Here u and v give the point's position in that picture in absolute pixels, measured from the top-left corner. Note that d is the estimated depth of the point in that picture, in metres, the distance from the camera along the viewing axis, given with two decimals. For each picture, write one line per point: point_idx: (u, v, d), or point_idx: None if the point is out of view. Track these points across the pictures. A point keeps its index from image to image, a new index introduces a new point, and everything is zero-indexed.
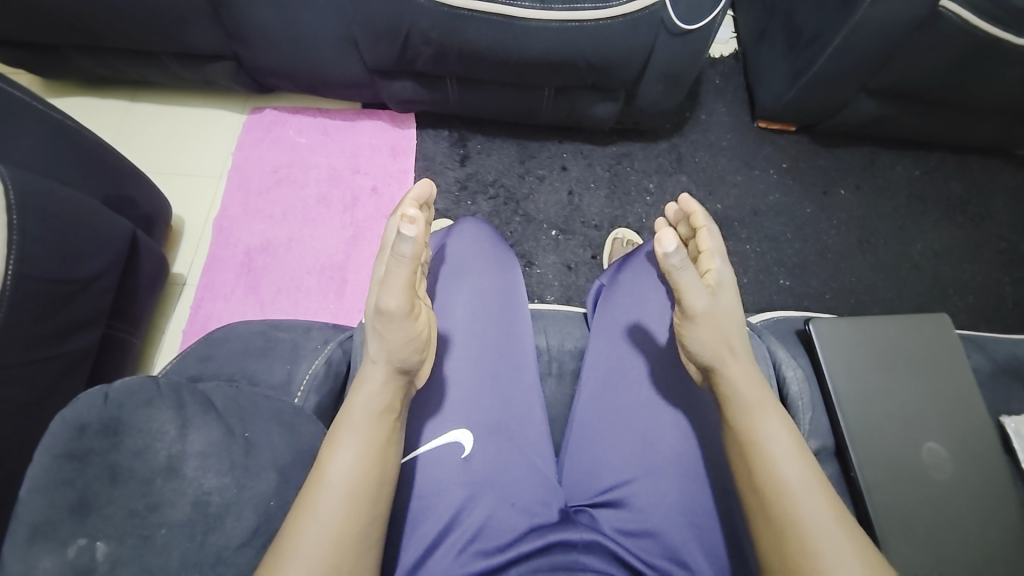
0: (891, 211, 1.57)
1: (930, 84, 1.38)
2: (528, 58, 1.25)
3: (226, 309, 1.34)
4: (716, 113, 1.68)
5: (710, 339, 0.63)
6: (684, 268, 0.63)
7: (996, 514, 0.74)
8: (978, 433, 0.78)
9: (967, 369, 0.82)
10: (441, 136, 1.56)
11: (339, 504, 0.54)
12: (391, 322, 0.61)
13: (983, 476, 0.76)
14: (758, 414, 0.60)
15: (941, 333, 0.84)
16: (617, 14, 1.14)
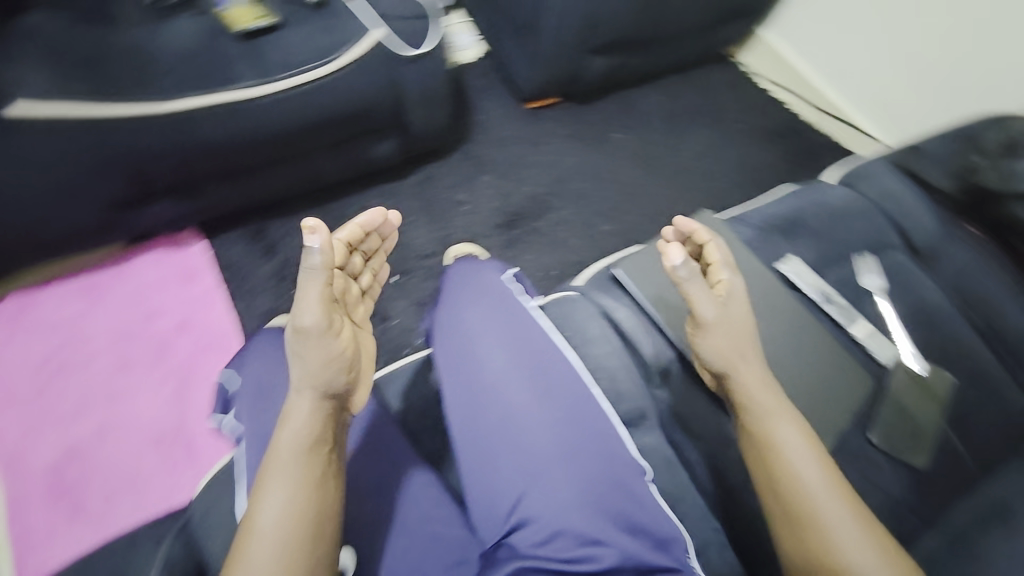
0: (656, 135, 1.83)
1: (635, 29, 1.62)
2: (281, 132, 1.20)
3: (44, 546, 1.07)
4: (490, 110, 1.80)
5: (723, 346, 0.72)
6: (691, 280, 0.72)
7: (810, 344, 0.87)
8: (771, 288, 0.90)
9: (737, 242, 0.94)
10: (236, 237, 1.42)
11: (273, 548, 0.56)
12: (310, 340, 0.64)
13: (788, 319, 0.88)
14: (774, 420, 0.67)
15: (707, 225, 0.96)
16: (341, 64, 1.18)
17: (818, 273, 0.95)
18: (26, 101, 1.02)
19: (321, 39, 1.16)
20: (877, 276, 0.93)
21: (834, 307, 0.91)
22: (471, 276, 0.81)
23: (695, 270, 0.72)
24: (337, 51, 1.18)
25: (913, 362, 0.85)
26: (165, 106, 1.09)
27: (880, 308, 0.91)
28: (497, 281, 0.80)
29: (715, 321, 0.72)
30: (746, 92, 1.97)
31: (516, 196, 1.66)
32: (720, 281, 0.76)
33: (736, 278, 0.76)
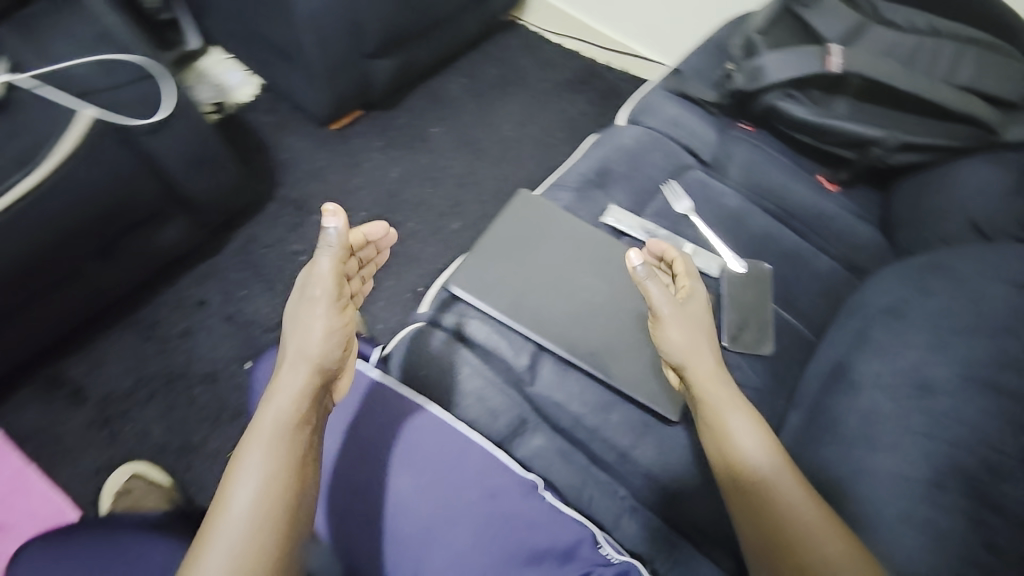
0: (473, 117, 1.81)
1: (406, 22, 1.55)
2: (9, 270, 0.97)
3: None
4: (294, 145, 1.64)
5: (688, 344, 0.70)
6: (651, 279, 0.72)
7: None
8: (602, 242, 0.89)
9: (558, 209, 0.92)
10: (40, 393, 1.22)
11: (242, 528, 0.53)
12: (315, 307, 0.65)
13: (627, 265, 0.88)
14: (729, 415, 0.65)
15: (530, 204, 0.92)
16: (50, 172, 0.94)
17: (637, 213, 1.00)
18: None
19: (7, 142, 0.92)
20: (685, 197, 0.99)
21: (659, 239, 0.95)
22: None
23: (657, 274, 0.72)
24: (39, 158, 0.93)
25: (734, 264, 0.92)
26: None
27: (695, 225, 0.97)
28: None
29: (673, 313, 0.72)
30: (541, 51, 2.00)
31: (353, 226, 1.55)
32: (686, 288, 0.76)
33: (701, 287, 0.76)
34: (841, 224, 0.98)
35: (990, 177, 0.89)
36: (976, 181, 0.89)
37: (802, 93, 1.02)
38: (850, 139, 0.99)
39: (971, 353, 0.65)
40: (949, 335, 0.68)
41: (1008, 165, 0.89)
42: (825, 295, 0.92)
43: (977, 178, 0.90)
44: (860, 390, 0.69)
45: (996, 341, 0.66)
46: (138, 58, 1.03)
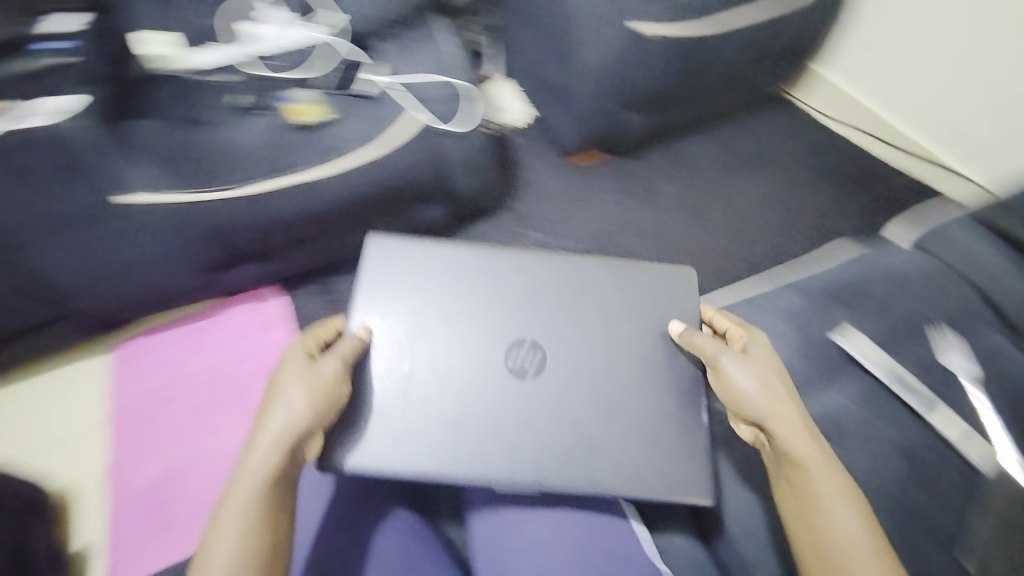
0: (710, 184, 1.75)
1: (677, 85, 1.58)
2: (332, 204, 1.32)
3: (152, 556, 1.45)
4: (534, 167, 1.82)
5: (771, 397, 0.89)
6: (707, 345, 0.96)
7: (593, 289, 1.08)
8: (533, 271, 1.09)
9: (447, 255, 1.08)
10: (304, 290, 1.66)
11: (262, 463, 0.83)
12: (302, 379, 0.89)
13: (570, 314, 1.07)
14: (808, 464, 0.84)
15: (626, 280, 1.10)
16: (386, 144, 1.30)
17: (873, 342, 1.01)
18: (127, 190, 1.19)
19: (373, 123, 1.31)
20: (952, 352, 0.99)
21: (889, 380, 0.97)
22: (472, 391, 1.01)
23: (720, 347, 0.95)
24: (378, 127, 1.31)
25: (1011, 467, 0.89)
26: (233, 189, 1.23)
27: (964, 391, 0.97)
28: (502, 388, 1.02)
29: (737, 364, 0.93)
30: (812, 137, 1.82)
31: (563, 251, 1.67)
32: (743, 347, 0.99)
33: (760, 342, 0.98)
34: None
35: None
36: None
37: None
38: None
39: None
40: None
41: None
42: None
43: None
44: None
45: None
46: (461, 82, 1.40)
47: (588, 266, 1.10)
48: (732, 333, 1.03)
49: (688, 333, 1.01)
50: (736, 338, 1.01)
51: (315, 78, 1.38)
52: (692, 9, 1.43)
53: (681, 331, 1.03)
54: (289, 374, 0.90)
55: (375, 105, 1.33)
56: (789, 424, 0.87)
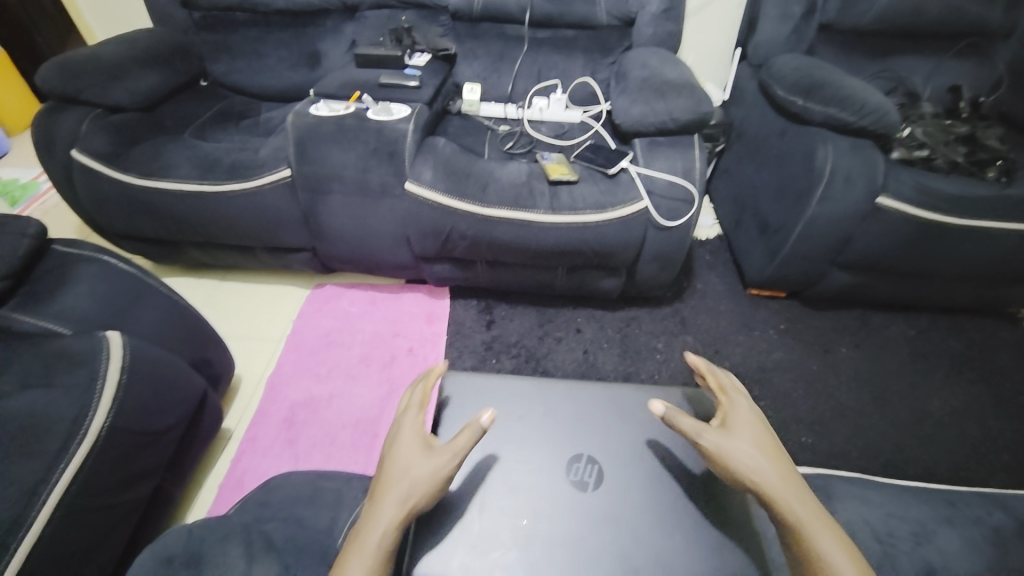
0: (896, 368, 1.63)
1: (896, 260, 1.58)
2: (545, 246, 1.57)
3: (260, 468, 1.46)
4: (710, 282, 1.91)
5: (753, 470, 0.76)
6: (677, 417, 0.84)
7: (645, 413, 0.99)
8: (588, 397, 1.01)
9: (517, 382, 1.03)
10: (471, 304, 1.89)
11: (379, 538, 0.73)
12: (420, 455, 0.82)
13: (618, 424, 0.97)
14: (813, 539, 0.70)
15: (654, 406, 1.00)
16: (613, 215, 1.50)
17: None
18: (417, 180, 1.54)
19: (606, 197, 1.51)
20: None
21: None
22: (565, 467, 0.92)
23: (690, 420, 0.83)
24: (613, 205, 1.50)
25: None
26: (483, 208, 1.52)
27: None
28: (587, 471, 0.92)
29: (718, 442, 0.79)
30: None
31: None
32: (722, 414, 0.85)
33: (746, 405, 0.86)
34: None
35: None
36: None
37: None
38: None
39: None
40: None
41: None
42: None
43: None
44: None
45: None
46: (688, 186, 1.52)
47: (638, 393, 1.02)
48: (723, 392, 0.89)
49: (659, 407, 0.87)
50: (722, 398, 0.88)
51: (573, 148, 1.71)
52: (942, 198, 1.46)
53: (652, 404, 0.88)
54: (406, 457, 0.81)
55: (615, 183, 1.54)
56: (784, 496, 0.73)
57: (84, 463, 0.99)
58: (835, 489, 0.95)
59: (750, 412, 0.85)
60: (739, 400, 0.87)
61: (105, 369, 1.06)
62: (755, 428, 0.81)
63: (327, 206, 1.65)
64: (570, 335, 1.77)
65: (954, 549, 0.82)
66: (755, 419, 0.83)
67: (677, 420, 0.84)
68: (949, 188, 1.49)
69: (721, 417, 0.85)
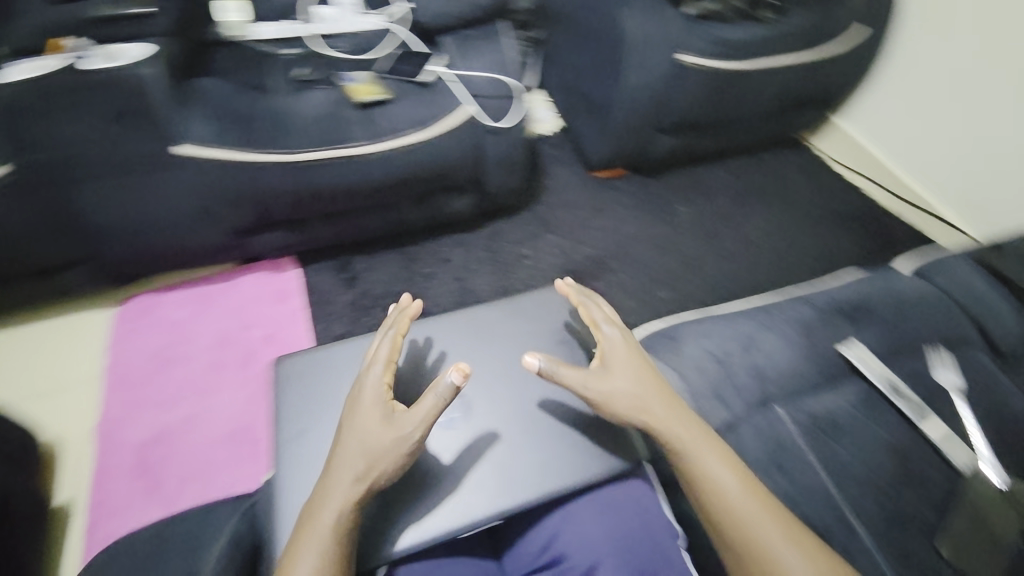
0: (721, 210, 1.85)
1: (706, 114, 1.71)
2: (379, 183, 1.41)
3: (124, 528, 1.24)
4: (560, 176, 1.93)
5: (633, 409, 0.80)
6: (559, 372, 0.83)
7: (496, 328, 1.00)
8: (438, 333, 0.99)
9: (362, 341, 0.97)
10: (324, 267, 1.67)
11: (333, 514, 0.72)
12: (378, 428, 0.78)
13: (473, 348, 0.97)
14: (698, 459, 0.76)
15: (503, 320, 1.01)
16: (439, 129, 1.38)
17: (886, 364, 0.91)
18: (189, 142, 1.25)
19: (426, 109, 1.37)
20: (953, 372, 0.88)
21: (905, 401, 0.86)
22: None
23: (572, 373, 0.83)
24: (436, 117, 1.38)
25: (994, 475, 0.79)
26: (292, 154, 1.30)
27: (955, 408, 0.86)
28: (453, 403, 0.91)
29: (601, 388, 0.82)
30: (819, 178, 1.96)
31: (577, 256, 1.74)
32: (599, 355, 0.87)
33: (622, 340, 0.87)
34: None
35: None
36: None
37: None
38: None
39: None
40: None
41: None
42: None
43: None
44: None
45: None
46: (511, 81, 1.44)
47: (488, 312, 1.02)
48: (598, 329, 0.89)
49: (535, 364, 0.84)
50: (598, 335, 0.89)
51: (378, 60, 1.48)
52: (729, 45, 1.57)
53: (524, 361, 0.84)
54: (365, 428, 0.78)
55: (430, 93, 1.39)
56: (665, 425, 0.79)
57: None
58: (682, 333, 1.01)
59: (628, 345, 0.87)
60: (616, 334, 0.88)
61: None
62: (634, 363, 0.84)
63: (82, 202, 1.27)
64: (438, 267, 1.70)
65: (776, 351, 0.94)
66: (633, 353, 0.86)
67: (558, 376, 0.84)
68: (739, 34, 1.58)
69: (599, 357, 0.87)
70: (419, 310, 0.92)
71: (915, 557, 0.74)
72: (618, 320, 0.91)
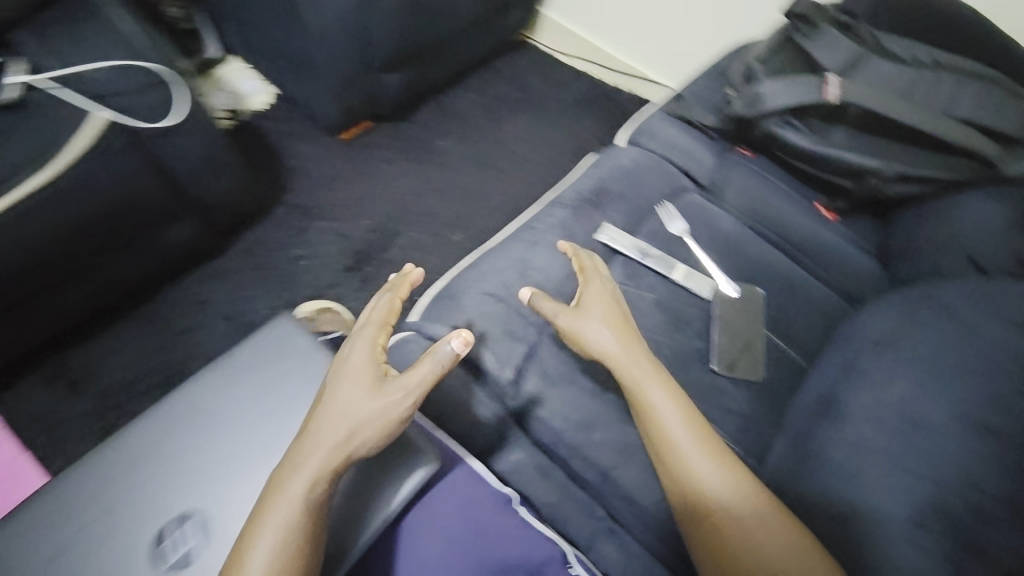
0: (480, 131, 1.82)
1: (419, 38, 1.56)
2: (25, 256, 1.05)
3: None
4: (304, 152, 1.68)
5: (603, 345, 0.76)
6: (546, 302, 0.80)
7: (226, 401, 0.72)
8: (158, 437, 0.69)
9: (50, 497, 0.65)
10: (32, 381, 1.25)
11: (304, 488, 0.60)
12: (371, 387, 0.67)
13: (201, 442, 0.69)
14: (654, 398, 0.72)
15: (229, 385, 0.73)
16: (64, 164, 1.01)
17: (630, 235, 0.99)
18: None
19: (38, 138, 1.01)
20: (679, 220, 1.00)
21: (652, 259, 0.96)
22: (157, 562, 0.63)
23: (556, 307, 0.80)
24: (55, 152, 1.01)
25: (727, 289, 0.93)
26: None
27: (689, 247, 0.98)
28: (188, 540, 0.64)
29: (574, 320, 0.78)
30: (552, 69, 2.02)
31: (357, 233, 1.56)
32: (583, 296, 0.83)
33: (607, 283, 0.84)
34: (839, 249, 1.00)
35: (989, 212, 0.90)
36: (969, 217, 0.91)
37: (802, 122, 1.02)
38: (848, 169, 1.00)
39: (964, 393, 0.67)
40: (945, 374, 0.70)
41: (1005, 203, 0.90)
42: (819, 320, 0.92)
43: (973, 215, 0.91)
44: (848, 418, 0.72)
45: (987, 384, 0.67)
46: (155, 67, 1.09)
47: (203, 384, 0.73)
48: (585, 269, 0.86)
49: (531, 296, 0.80)
50: (586, 273, 0.85)
51: None
52: None
53: (524, 294, 0.81)
54: (354, 388, 0.67)
55: (25, 117, 1.02)
56: (628, 360, 0.75)
57: None
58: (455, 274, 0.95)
59: (611, 289, 0.83)
60: (602, 276, 0.85)
61: None
62: (612, 303, 0.81)
63: None
64: (196, 315, 1.37)
65: (548, 263, 0.94)
66: (614, 297, 0.82)
67: (543, 310, 0.80)
68: None
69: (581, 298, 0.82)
70: (422, 276, 0.82)
71: (694, 384, 0.86)
72: (607, 272, 0.87)
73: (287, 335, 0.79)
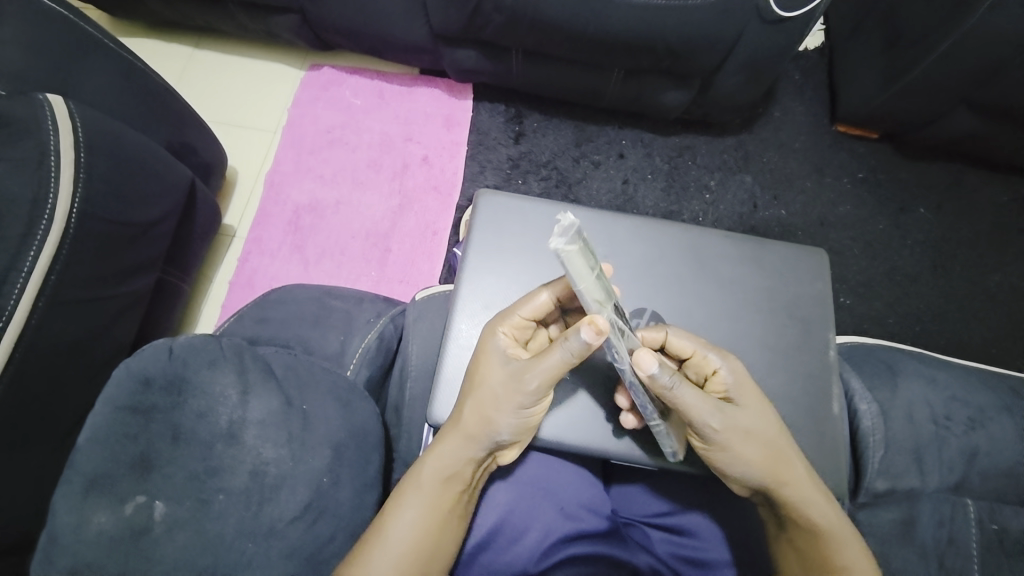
0: (962, 234, 1.48)
1: None
2: (603, 34, 1.15)
3: (277, 267, 1.37)
4: (794, 110, 1.57)
5: (784, 478, 0.65)
6: (676, 384, 0.63)
7: (731, 269, 0.77)
8: (679, 250, 0.78)
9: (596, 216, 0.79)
10: (498, 110, 1.52)
11: (434, 479, 0.64)
12: (501, 395, 0.65)
13: (693, 276, 0.77)
14: (837, 543, 0.65)
15: (739, 261, 0.78)
16: None
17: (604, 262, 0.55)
18: None
19: None
20: None
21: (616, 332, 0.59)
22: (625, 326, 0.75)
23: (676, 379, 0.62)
24: None
25: None
26: None
27: None
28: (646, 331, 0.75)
29: (730, 430, 0.64)
30: None
31: (765, 213, 1.48)
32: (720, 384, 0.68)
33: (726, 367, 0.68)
34: None
35: None
36: None
37: None
38: None
39: None
40: None
41: None
42: None
43: None
44: None
45: None
46: None
47: (724, 240, 0.79)
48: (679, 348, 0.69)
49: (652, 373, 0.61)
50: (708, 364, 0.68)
51: None
52: None
53: (636, 355, 0.61)
54: (489, 372, 0.66)
55: None
56: (796, 484, 0.65)
57: (59, 255, 0.79)
58: (902, 363, 0.87)
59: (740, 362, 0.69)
60: (701, 345, 0.69)
61: (56, 143, 0.81)
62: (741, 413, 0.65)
63: None
64: (614, 164, 1.50)
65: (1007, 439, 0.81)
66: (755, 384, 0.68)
67: (667, 389, 0.63)
68: None
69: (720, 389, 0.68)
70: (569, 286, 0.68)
71: None
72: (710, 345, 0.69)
73: (804, 269, 0.79)
